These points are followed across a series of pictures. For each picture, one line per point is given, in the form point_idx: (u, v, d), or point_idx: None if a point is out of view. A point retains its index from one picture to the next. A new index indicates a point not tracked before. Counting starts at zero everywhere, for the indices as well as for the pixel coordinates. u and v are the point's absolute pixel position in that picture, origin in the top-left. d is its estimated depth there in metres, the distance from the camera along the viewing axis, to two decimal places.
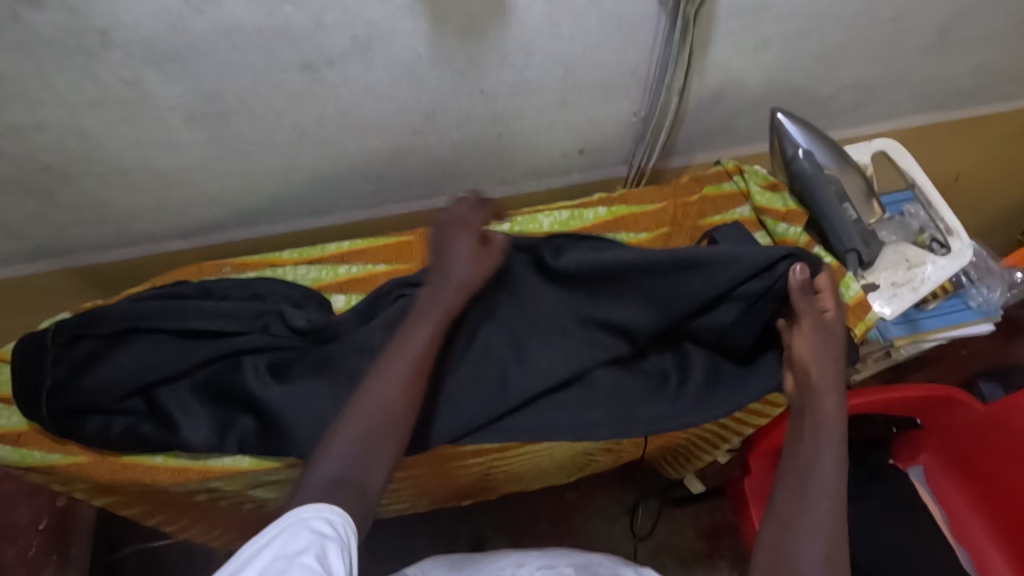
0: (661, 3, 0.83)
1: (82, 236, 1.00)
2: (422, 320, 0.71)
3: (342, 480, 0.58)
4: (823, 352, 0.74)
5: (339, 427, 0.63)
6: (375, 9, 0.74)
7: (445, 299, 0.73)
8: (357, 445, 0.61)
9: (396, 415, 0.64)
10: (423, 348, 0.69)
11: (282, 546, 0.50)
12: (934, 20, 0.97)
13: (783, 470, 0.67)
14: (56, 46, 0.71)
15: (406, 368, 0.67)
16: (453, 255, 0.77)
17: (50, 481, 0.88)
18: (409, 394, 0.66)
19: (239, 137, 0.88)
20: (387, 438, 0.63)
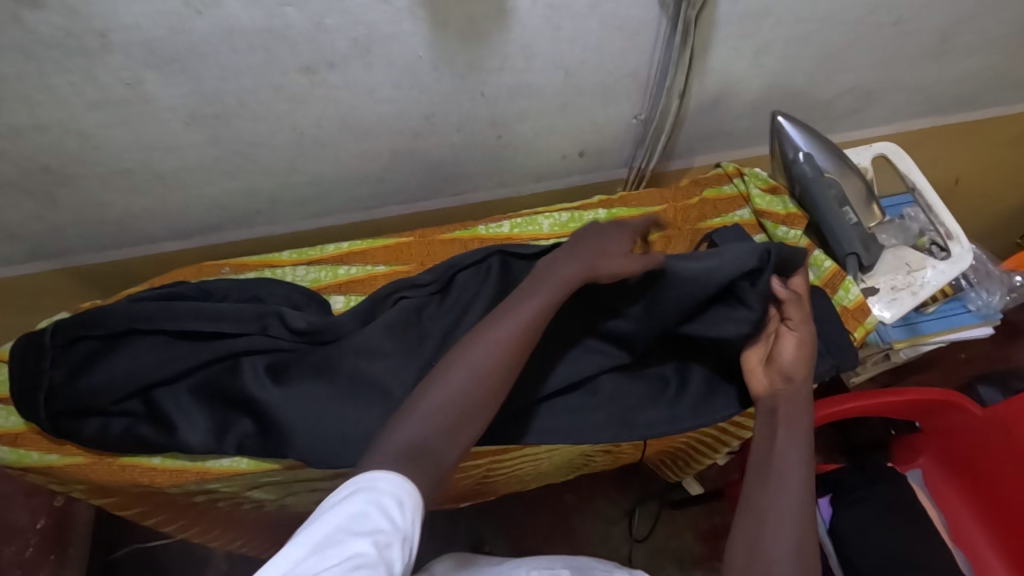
0: (663, 7, 0.83)
1: (81, 237, 1.00)
2: (539, 293, 0.69)
3: (424, 449, 0.56)
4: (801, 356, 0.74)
5: (427, 391, 0.61)
6: (375, 12, 0.74)
7: (568, 276, 0.71)
8: (441, 416, 0.59)
9: (485, 389, 0.62)
10: (533, 321, 0.66)
11: (346, 517, 0.46)
12: (934, 24, 0.97)
13: (756, 471, 0.65)
14: (56, 48, 0.71)
15: (507, 341, 0.64)
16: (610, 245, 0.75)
17: (48, 482, 0.88)
18: (502, 370, 0.63)
19: (239, 139, 0.88)
20: (474, 412, 0.61)
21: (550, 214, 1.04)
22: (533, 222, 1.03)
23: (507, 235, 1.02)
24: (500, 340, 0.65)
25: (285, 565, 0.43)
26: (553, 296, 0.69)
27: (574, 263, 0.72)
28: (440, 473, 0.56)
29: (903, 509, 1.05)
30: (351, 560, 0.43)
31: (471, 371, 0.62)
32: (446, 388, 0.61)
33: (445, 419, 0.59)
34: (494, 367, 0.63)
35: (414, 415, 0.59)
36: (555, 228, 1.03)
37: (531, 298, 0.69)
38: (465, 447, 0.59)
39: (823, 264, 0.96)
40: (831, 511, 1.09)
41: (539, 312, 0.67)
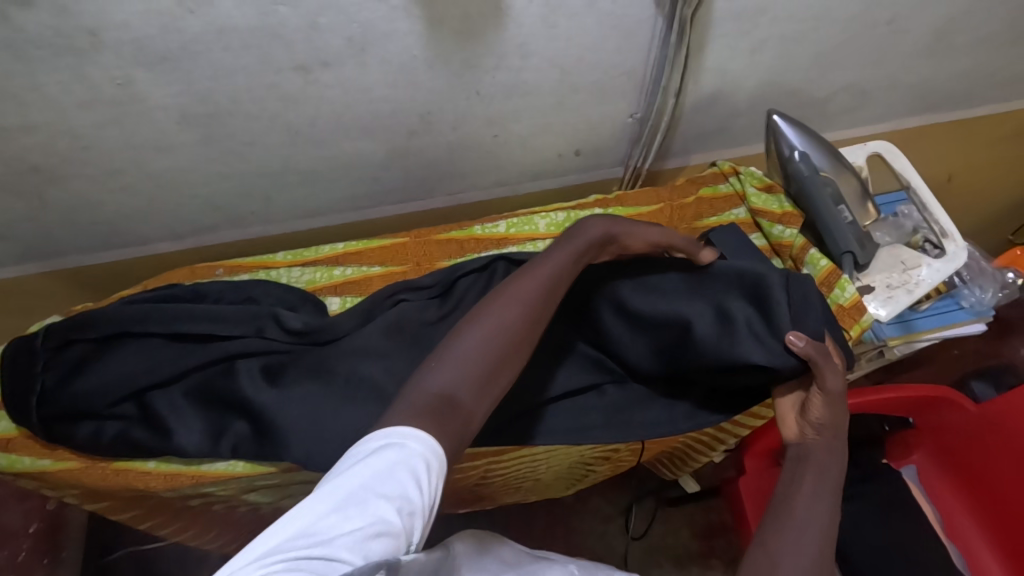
0: (659, 6, 0.82)
1: (72, 239, 0.99)
2: (561, 247, 0.71)
3: (454, 401, 0.54)
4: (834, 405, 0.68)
5: (455, 343, 0.59)
6: (370, 10, 0.73)
7: (589, 234, 0.73)
8: (473, 368, 0.57)
9: (519, 339, 0.61)
10: (560, 273, 0.68)
11: (372, 476, 0.46)
12: (929, 22, 0.97)
13: (768, 514, 0.60)
14: (46, 47, 0.70)
15: (536, 292, 0.65)
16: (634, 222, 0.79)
17: (42, 487, 0.88)
18: (532, 322, 0.62)
19: (232, 138, 0.87)
20: (503, 363, 0.59)
21: (546, 213, 1.04)
22: (529, 221, 1.03)
23: (503, 235, 1.02)
24: (529, 290, 0.64)
25: (307, 519, 0.43)
26: (577, 250, 0.71)
27: (601, 224, 0.76)
28: (467, 432, 0.53)
29: (898, 506, 1.05)
30: (372, 525, 0.44)
31: (501, 323, 0.60)
32: (476, 335, 0.59)
33: (479, 368, 0.57)
34: (524, 312, 0.62)
35: (443, 364, 0.57)
36: (552, 228, 1.03)
37: (553, 256, 0.70)
38: (496, 401, 0.57)
39: (820, 262, 0.96)
40: None
41: (563, 265, 0.69)
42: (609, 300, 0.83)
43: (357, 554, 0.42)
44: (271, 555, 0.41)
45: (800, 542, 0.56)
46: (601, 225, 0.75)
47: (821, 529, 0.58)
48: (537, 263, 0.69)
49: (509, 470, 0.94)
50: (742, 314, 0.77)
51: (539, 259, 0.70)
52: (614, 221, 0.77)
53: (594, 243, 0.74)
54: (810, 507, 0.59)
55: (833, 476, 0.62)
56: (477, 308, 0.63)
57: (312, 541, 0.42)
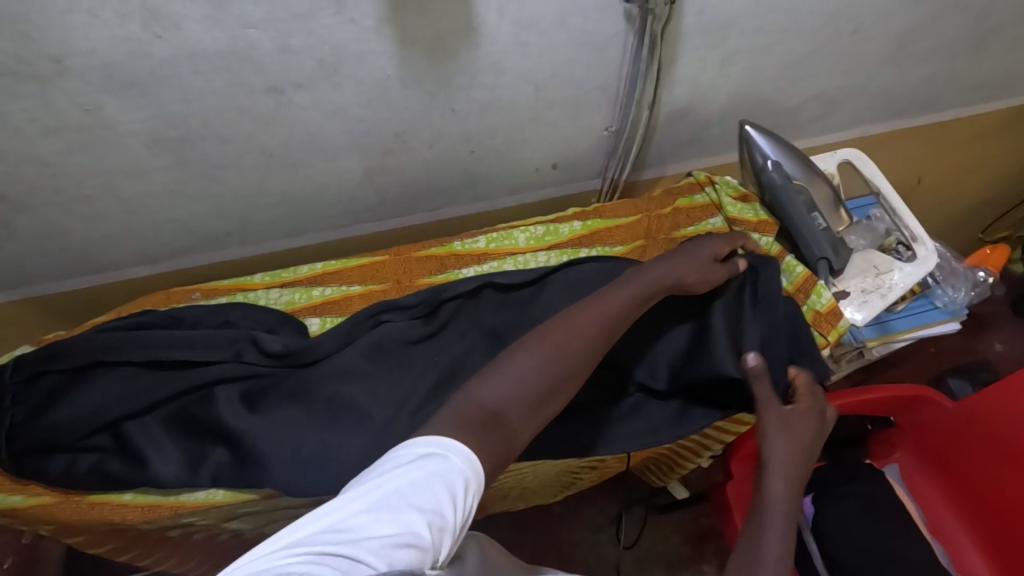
0: (629, 21, 0.83)
1: (41, 266, 0.97)
2: (625, 286, 0.72)
3: (502, 419, 0.57)
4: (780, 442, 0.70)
5: (511, 359, 0.62)
6: (342, 32, 0.73)
7: (657, 273, 0.75)
8: (527, 389, 0.60)
9: (574, 368, 0.63)
10: (622, 310, 0.69)
11: (408, 484, 0.46)
12: (890, 32, 1.00)
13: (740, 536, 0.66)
14: (9, 76, 0.68)
15: (596, 329, 0.66)
16: (692, 265, 0.79)
17: (13, 523, 0.85)
18: (588, 355, 0.64)
19: (206, 161, 0.87)
20: (554, 390, 0.61)
21: (525, 227, 1.04)
22: (510, 236, 1.03)
23: (483, 250, 1.02)
24: (591, 324, 0.66)
25: (340, 514, 0.45)
26: (643, 290, 0.72)
27: (667, 270, 0.76)
28: (511, 450, 0.55)
29: (883, 507, 1.06)
30: (401, 535, 0.44)
31: (561, 348, 0.63)
32: (533, 358, 0.62)
33: (530, 391, 0.60)
34: (585, 343, 0.64)
35: (496, 378, 0.60)
36: (531, 242, 1.03)
37: (619, 293, 0.71)
38: (541, 421, 0.60)
39: (796, 269, 0.96)
40: (812, 509, 1.10)
41: (623, 306, 0.69)
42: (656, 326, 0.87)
43: (380, 559, 0.43)
44: (299, 545, 0.43)
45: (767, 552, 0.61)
46: (670, 271, 0.76)
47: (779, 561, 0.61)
48: (599, 299, 0.69)
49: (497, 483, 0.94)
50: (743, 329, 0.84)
51: (601, 294, 0.71)
52: (681, 265, 0.78)
53: (661, 285, 0.74)
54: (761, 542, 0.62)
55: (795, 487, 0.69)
56: (540, 329, 0.65)
57: (339, 538, 0.44)
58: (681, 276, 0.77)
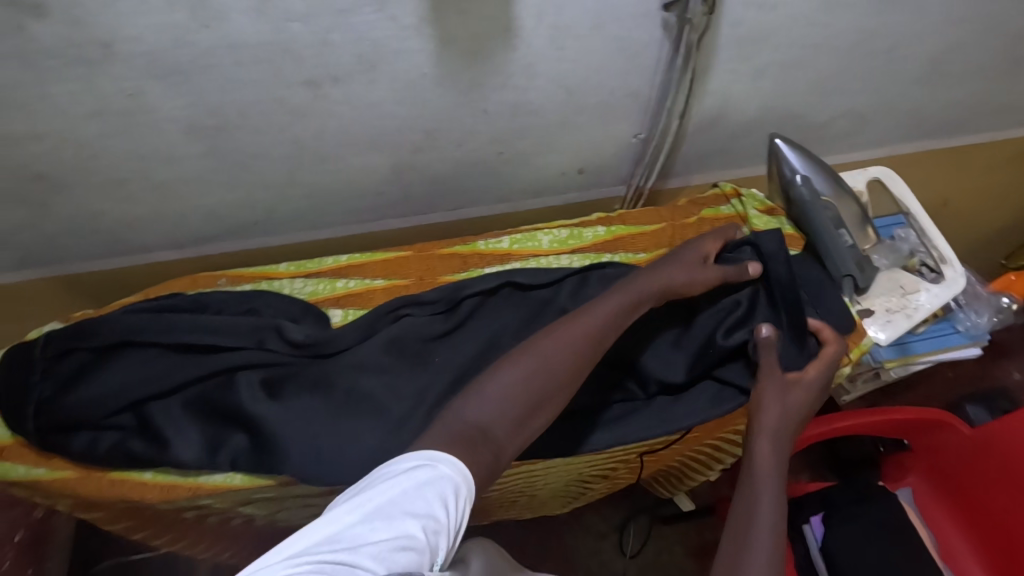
0: (665, 30, 0.84)
1: (73, 246, 0.99)
2: (610, 299, 0.73)
3: (488, 433, 0.59)
4: (778, 402, 0.74)
5: (493, 376, 0.64)
6: (381, 29, 0.74)
7: (641, 287, 0.75)
8: (512, 404, 0.62)
9: (559, 381, 0.65)
10: (605, 324, 0.70)
11: (400, 493, 0.49)
12: (926, 52, 0.99)
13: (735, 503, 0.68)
14: (57, 58, 0.70)
15: (578, 344, 0.67)
16: (682, 266, 0.80)
17: (32, 496, 0.87)
18: (571, 366, 0.66)
19: (239, 150, 0.88)
20: (541, 403, 0.63)
21: (549, 230, 1.04)
22: (533, 237, 1.03)
23: (506, 250, 1.02)
24: (573, 336, 0.68)
25: (335, 526, 0.47)
26: (627, 302, 0.73)
27: (652, 279, 0.77)
28: (498, 462, 0.57)
29: (893, 529, 1.05)
30: (398, 540, 0.46)
31: (544, 363, 0.65)
32: (518, 372, 0.64)
33: (516, 406, 0.62)
34: (568, 355, 0.66)
35: (481, 395, 0.62)
36: (555, 244, 1.03)
37: (604, 305, 0.72)
38: (529, 435, 0.62)
39: None
40: (823, 529, 1.08)
41: (604, 321, 0.70)
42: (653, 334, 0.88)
43: (380, 564, 0.45)
44: (299, 556, 0.45)
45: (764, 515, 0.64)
46: (654, 281, 0.76)
47: (772, 536, 0.62)
48: (583, 312, 0.71)
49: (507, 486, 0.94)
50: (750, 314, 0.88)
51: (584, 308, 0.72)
52: (662, 273, 0.78)
53: (645, 295, 0.75)
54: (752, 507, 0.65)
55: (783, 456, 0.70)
56: (527, 344, 0.67)
57: (338, 546, 0.45)
58: (665, 285, 0.77)
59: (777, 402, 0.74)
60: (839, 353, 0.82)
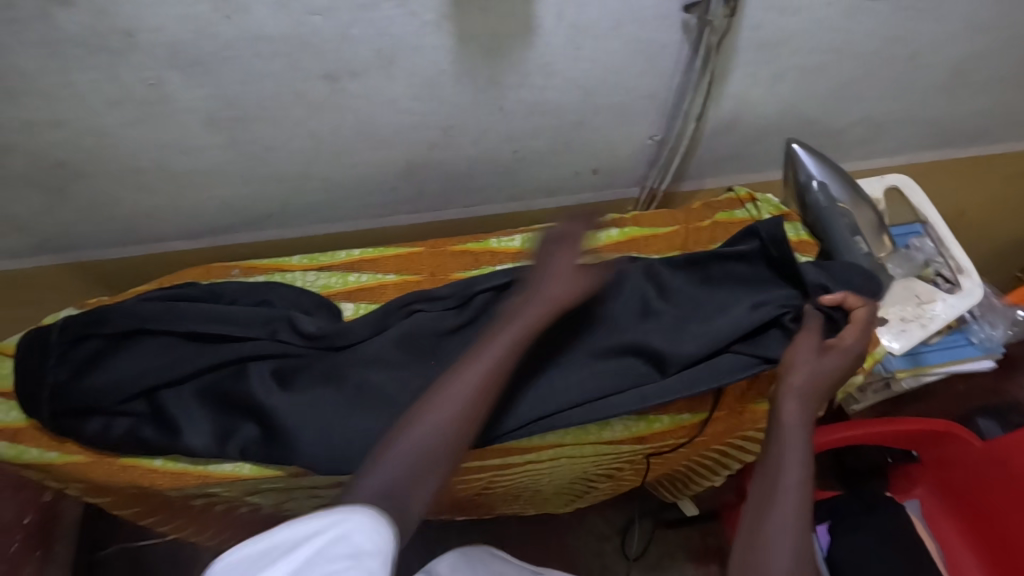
0: (685, 32, 0.83)
1: (89, 233, 1.00)
2: (500, 333, 0.68)
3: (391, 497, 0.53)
4: (808, 364, 0.72)
5: (394, 440, 0.59)
6: (402, 25, 0.75)
7: (530, 314, 0.69)
8: (413, 463, 0.57)
9: (461, 428, 0.61)
10: (500, 362, 0.66)
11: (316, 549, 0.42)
12: (948, 60, 0.98)
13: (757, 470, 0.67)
14: (81, 46, 0.71)
15: (475, 383, 0.63)
16: (551, 274, 0.71)
17: (43, 479, 0.88)
18: (475, 410, 0.62)
19: (256, 142, 0.88)
20: (445, 453, 0.59)
21: (561, 230, 1.04)
22: (545, 237, 1.03)
23: (518, 249, 1.02)
24: (471, 378, 0.64)
25: None
26: (517, 335, 0.67)
27: (535, 303, 0.69)
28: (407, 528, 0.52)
29: (899, 541, 1.04)
30: None
31: (444, 411, 0.61)
32: (420, 428, 0.59)
33: (421, 463, 0.57)
34: (468, 398, 0.62)
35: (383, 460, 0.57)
36: None
37: (493, 341, 0.67)
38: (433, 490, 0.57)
39: None
40: (828, 538, 1.08)
41: (497, 360, 0.66)
42: (638, 318, 0.86)
43: None
44: None
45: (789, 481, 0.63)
46: (539, 305, 0.69)
47: (798, 495, 0.61)
48: (477, 351, 0.66)
49: (511, 484, 0.94)
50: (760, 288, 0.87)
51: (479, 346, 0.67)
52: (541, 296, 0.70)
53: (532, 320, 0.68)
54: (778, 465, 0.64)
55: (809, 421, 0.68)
56: (427, 397, 0.63)
57: None
58: (549, 311, 0.69)
59: (805, 364, 0.72)
60: (870, 316, 0.81)
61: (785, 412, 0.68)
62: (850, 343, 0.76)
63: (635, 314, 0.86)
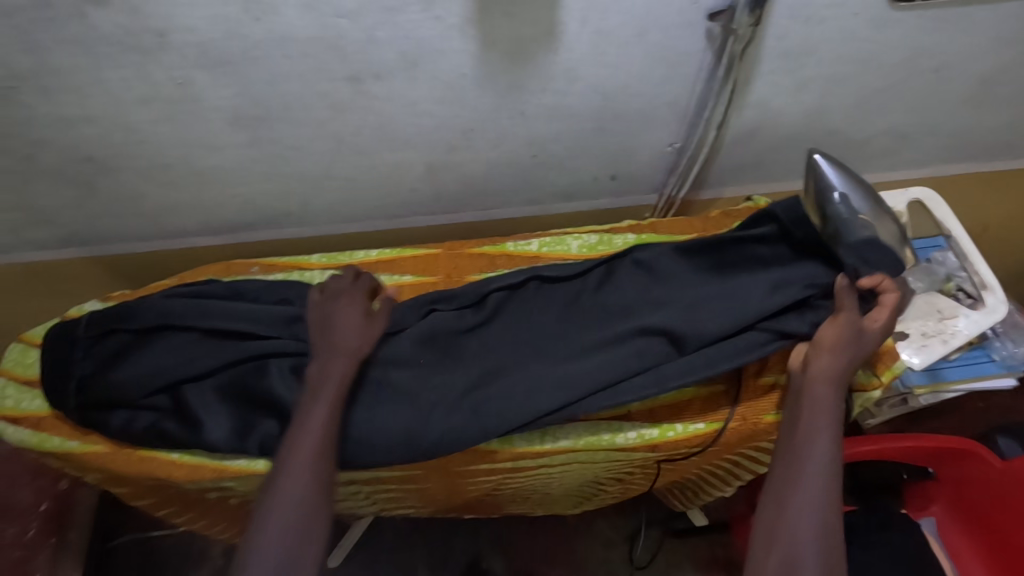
0: (708, 40, 0.83)
1: (114, 227, 1.02)
2: (320, 395, 0.71)
3: None
4: (838, 349, 0.74)
5: (261, 525, 0.63)
6: (426, 29, 0.75)
7: (337, 370, 0.73)
8: (287, 541, 0.62)
9: (321, 489, 0.66)
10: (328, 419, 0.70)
11: None
12: (976, 73, 0.97)
13: (780, 452, 0.70)
14: (114, 45, 0.72)
15: (316, 446, 0.68)
16: (338, 327, 0.76)
17: (63, 467, 0.89)
18: (324, 469, 0.67)
19: (279, 141, 0.89)
20: (317, 511, 0.65)
21: (578, 235, 1.04)
22: (562, 242, 1.04)
23: (535, 253, 1.02)
24: (311, 441, 0.68)
25: None
26: (334, 394, 0.72)
27: (342, 359, 0.74)
28: None
29: (912, 560, 1.03)
30: None
31: (296, 481, 0.65)
32: (274, 507, 0.63)
33: (295, 538, 0.62)
34: (317, 462, 0.67)
35: (261, 547, 0.61)
36: (583, 249, 1.03)
37: (316, 404, 0.71)
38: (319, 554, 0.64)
39: None
40: None
41: (328, 418, 0.70)
42: (654, 303, 0.87)
43: None
44: None
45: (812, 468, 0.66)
46: (342, 364, 0.74)
47: (828, 474, 0.66)
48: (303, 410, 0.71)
49: (522, 486, 0.94)
50: (781, 266, 0.86)
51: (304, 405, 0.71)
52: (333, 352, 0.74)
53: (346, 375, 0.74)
54: (805, 450, 0.68)
55: (834, 402, 0.71)
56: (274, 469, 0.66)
57: None
58: (347, 364, 0.74)
59: (841, 350, 0.74)
60: (900, 302, 0.78)
61: (812, 399, 0.71)
62: (885, 328, 0.77)
63: (652, 301, 0.87)
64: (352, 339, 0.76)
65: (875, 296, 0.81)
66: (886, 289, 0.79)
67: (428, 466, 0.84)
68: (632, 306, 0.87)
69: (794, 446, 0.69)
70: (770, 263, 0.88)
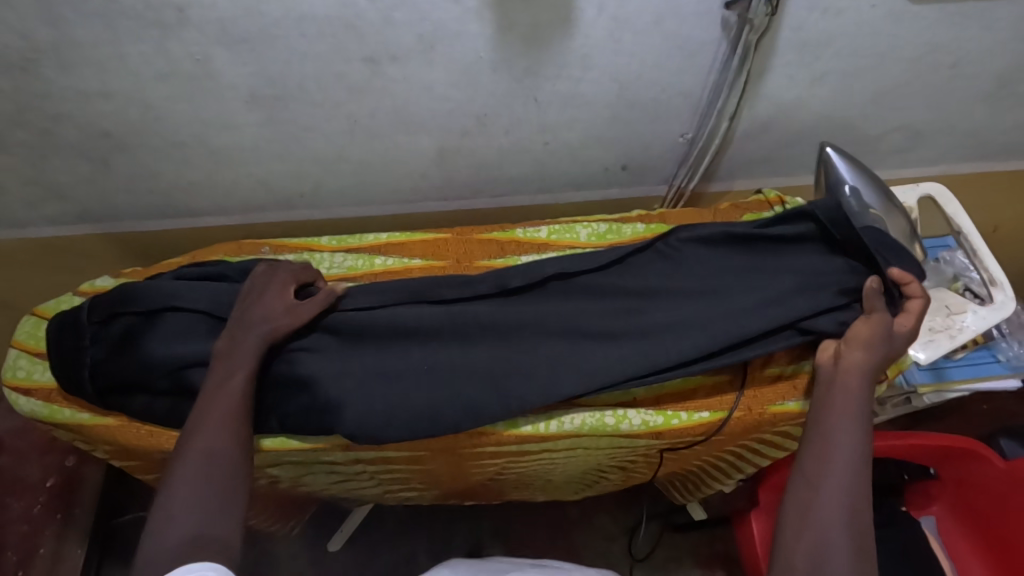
0: (724, 30, 0.83)
1: (128, 205, 1.03)
2: (238, 365, 0.74)
3: (200, 535, 0.59)
4: (874, 344, 0.74)
5: (173, 484, 0.63)
6: (444, 10, 0.76)
7: (248, 342, 0.76)
8: (205, 497, 0.62)
9: (239, 446, 0.67)
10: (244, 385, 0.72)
11: None
12: (992, 70, 0.96)
13: (809, 436, 0.71)
14: (135, 19, 0.73)
15: (229, 409, 0.69)
16: (254, 303, 0.79)
17: (74, 441, 0.91)
18: (239, 430, 0.68)
19: (294, 122, 0.90)
20: (237, 468, 0.65)
21: (588, 224, 1.05)
22: (571, 230, 1.04)
23: (544, 240, 1.03)
24: (222, 404, 0.70)
25: None
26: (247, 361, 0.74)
27: (252, 330, 0.76)
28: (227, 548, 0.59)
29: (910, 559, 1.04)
30: None
31: (211, 441, 0.66)
32: (188, 468, 0.64)
33: (214, 494, 0.62)
34: (232, 423, 0.68)
35: (174, 506, 0.61)
36: (592, 238, 1.03)
37: (235, 372, 0.73)
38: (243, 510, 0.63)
39: None
40: None
41: (242, 382, 0.72)
42: (661, 291, 0.88)
43: None
44: None
45: (843, 455, 0.67)
46: (253, 337, 0.76)
47: (857, 462, 0.67)
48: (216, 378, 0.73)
49: (525, 471, 0.95)
50: (790, 255, 0.88)
51: (222, 372, 0.73)
52: (236, 329, 0.77)
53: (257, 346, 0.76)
54: (837, 437, 0.68)
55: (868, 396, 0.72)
56: (186, 434, 0.67)
57: None
58: (262, 334, 0.77)
59: (875, 347, 0.74)
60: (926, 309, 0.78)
61: (848, 388, 0.72)
62: (912, 333, 0.77)
63: (659, 287, 0.88)
64: (253, 315, 0.78)
65: (902, 297, 0.80)
66: (915, 293, 0.79)
67: (434, 443, 0.85)
68: (639, 291, 0.88)
69: (824, 435, 0.69)
70: (782, 256, 0.89)
